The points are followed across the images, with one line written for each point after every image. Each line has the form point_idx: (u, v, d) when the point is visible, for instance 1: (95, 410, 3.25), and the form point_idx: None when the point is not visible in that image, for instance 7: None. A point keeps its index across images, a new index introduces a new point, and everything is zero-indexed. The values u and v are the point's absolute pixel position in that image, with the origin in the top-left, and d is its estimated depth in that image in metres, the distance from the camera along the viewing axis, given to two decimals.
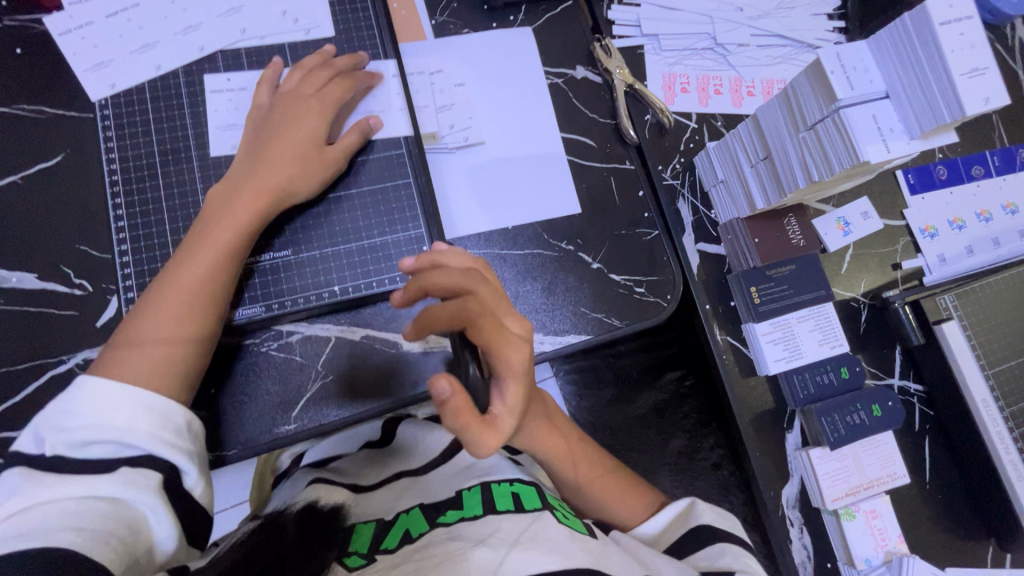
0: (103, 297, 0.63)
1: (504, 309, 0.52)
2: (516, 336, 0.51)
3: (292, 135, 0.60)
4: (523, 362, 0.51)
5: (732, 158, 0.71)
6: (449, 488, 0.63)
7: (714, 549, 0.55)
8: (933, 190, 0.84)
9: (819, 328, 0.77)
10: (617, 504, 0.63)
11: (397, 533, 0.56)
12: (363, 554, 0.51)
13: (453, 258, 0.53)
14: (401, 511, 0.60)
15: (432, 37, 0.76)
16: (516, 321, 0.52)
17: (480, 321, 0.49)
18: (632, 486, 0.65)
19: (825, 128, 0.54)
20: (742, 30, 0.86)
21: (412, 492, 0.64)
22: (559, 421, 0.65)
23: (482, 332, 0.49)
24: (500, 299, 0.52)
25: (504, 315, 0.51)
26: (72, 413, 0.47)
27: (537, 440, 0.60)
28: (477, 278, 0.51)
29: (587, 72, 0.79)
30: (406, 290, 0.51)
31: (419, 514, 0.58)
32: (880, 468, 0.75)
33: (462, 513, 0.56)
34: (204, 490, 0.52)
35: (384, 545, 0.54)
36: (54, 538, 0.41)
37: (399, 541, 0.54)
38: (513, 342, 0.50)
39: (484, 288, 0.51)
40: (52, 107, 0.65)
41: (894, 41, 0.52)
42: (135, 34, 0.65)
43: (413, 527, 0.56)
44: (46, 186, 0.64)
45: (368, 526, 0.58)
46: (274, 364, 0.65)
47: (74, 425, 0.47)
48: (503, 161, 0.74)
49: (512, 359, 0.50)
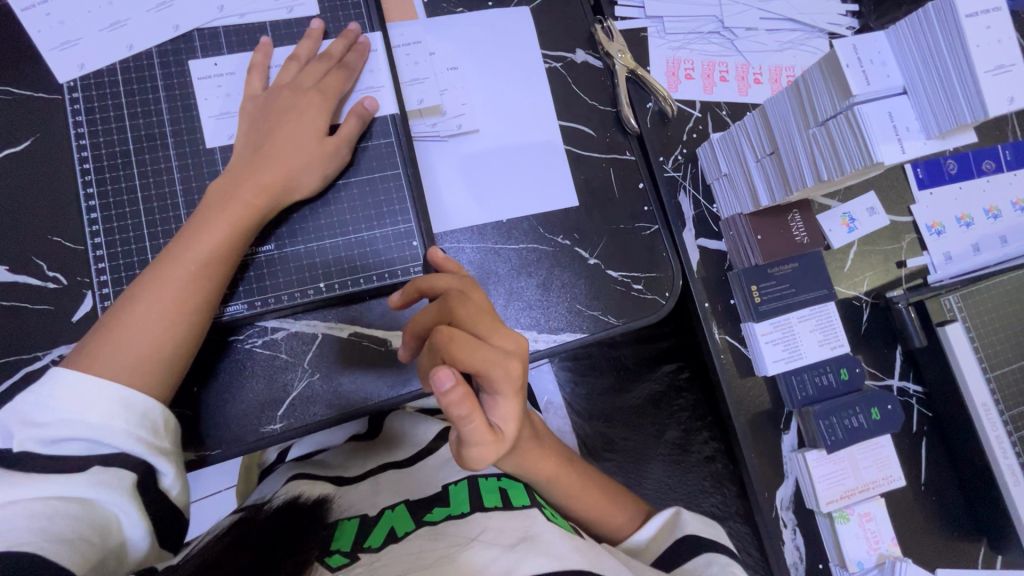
0: (78, 291, 0.60)
1: (488, 326, 0.48)
2: (501, 351, 0.47)
3: (295, 129, 0.58)
4: (513, 378, 0.47)
5: (738, 152, 0.68)
6: (435, 482, 0.62)
7: (702, 559, 0.54)
8: (942, 184, 0.82)
9: (820, 328, 0.75)
10: (608, 518, 0.63)
11: (382, 531, 0.54)
12: (347, 552, 0.50)
13: (438, 281, 0.52)
14: (385, 507, 0.59)
15: (424, 16, 0.71)
16: (505, 336, 0.48)
17: (458, 342, 0.45)
18: (621, 499, 0.65)
19: (837, 124, 0.51)
20: (751, 13, 0.81)
21: (397, 487, 0.63)
22: (545, 440, 0.63)
23: (461, 350, 0.46)
24: (483, 316, 0.48)
25: (487, 334, 0.48)
26: (46, 406, 0.45)
27: (527, 463, 0.58)
28: (458, 299, 0.49)
29: (587, 56, 0.75)
30: (408, 341, 0.54)
31: (404, 510, 0.57)
32: (875, 471, 0.74)
33: (449, 512, 0.55)
34: (180, 490, 0.51)
35: (368, 543, 0.52)
36: (20, 541, 0.39)
37: (384, 540, 0.52)
38: (500, 359, 0.46)
39: (464, 309, 0.48)
40: (17, 88, 0.61)
41: (914, 33, 0.49)
42: (105, 10, 0.61)
43: (398, 525, 0.55)
44: (15, 172, 0.61)
45: (353, 524, 0.56)
46: (258, 362, 0.63)
47: (49, 420, 0.45)
48: (498, 150, 0.71)
49: (499, 376, 0.46)
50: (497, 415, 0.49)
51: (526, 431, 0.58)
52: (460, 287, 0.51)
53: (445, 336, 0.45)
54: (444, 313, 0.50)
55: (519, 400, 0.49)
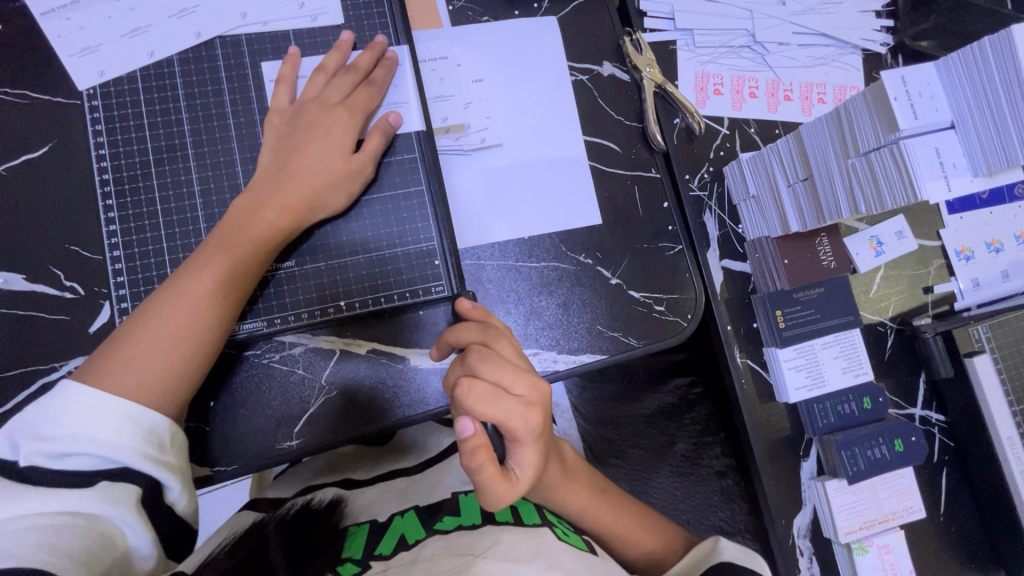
0: (96, 302, 0.59)
1: (508, 373, 0.46)
2: (520, 400, 0.46)
3: (320, 145, 0.57)
4: (534, 429, 0.46)
5: (768, 176, 0.67)
6: (446, 487, 0.61)
7: None
8: (972, 209, 0.81)
9: (844, 355, 0.75)
10: (638, 545, 0.60)
11: (392, 538, 0.51)
12: (358, 560, 0.48)
13: (460, 332, 0.51)
14: (396, 512, 0.56)
15: (449, 25, 0.70)
16: (526, 384, 0.46)
17: (476, 397, 0.45)
18: (658, 524, 0.63)
19: (880, 157, 0.51)
20: (784, 27, 0.80)
21: (407, 492, 0.61)
22: (579, 472, 0.62)
23: (478, 404, 0.45)
24: (505, 368, 0.46)
25: (508, 382, 0.46)
26: (54, 420, 0.44)
27: (557, 494, 0.58)
28: (477, 354, 0.47)
29: (615, 69, 0.73)
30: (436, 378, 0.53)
31: (414, 517, 0.55)
32: (896, 502, 0.74)
33: (460, 521, 0.54)
34: (189, 504, 0.50)
35: (378, 550, 0.49)
36: (27, 557, 0.38)
37: (395, 546, 0.50)
38: (519, 410, 0.46)
39: (483, 359, 0.47)
40: (34, 92, 0.60)
41: (967, 65, 0.49)
42: (126, 15, 0.59)
43: (409, 532, 0.52)
44: (32, 179, 0.59)
45: (364, 528, 0.54)
46: (274, 377, 0.61)
47: (57, 434, 0.44)
48: (523, 165, 0.70)
49: (517, 427, 0.46)
50: (517, 462, 0.47)
51: (553, 466, 0.58)
52: (483, 338, 0.50)
53: (464, 389, 0.45)
54: (462, 365, 0.48)
55: (538, 446, 0.48)
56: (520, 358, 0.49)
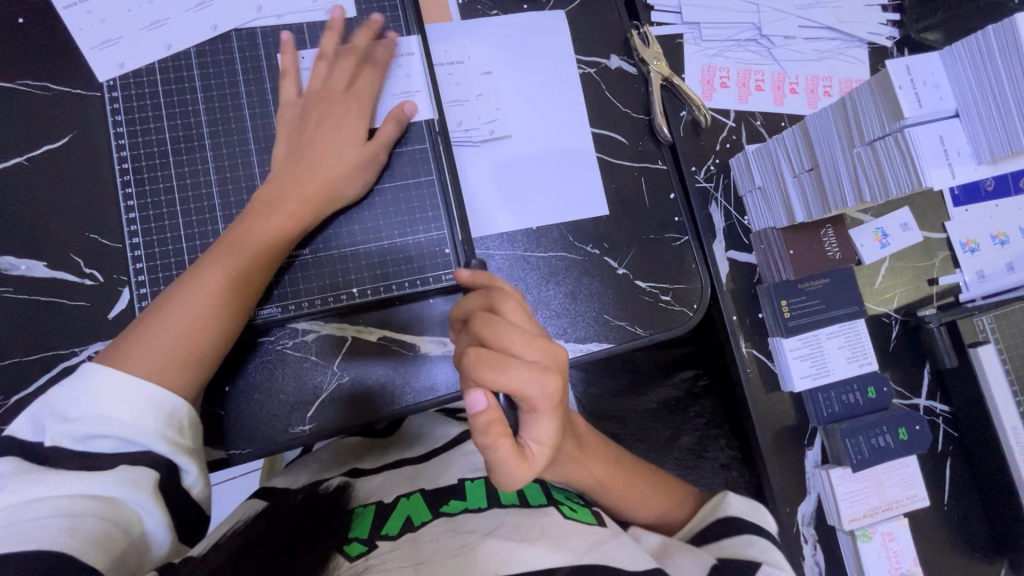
0: (114, 288, 0.61)
1: (518, 340, 0.46)
2: (531, 365, 0.46)
3: (333, 136, 0.58)
4: (549, 392, 0.47)
5: (773, 166, 0.68)
6: (452, 474, 0.61)
7: (741, 538, 0.54)
8: (977, 202, 0.81)
9: (849, 345, 0.76)
10: (649, 515, 0.61)
11: (398, 520, 0.53)
12: (365, 539, 0.49)
13: (467, 303, 0.51)
14: (401, 495, 0.58)
15: (459, 19, 0.71)
16: (536, 350, 0.47)
17: (486, 365, 0.45)
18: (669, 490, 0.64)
19: (885, 146, 0.51)
20: (790, 20, 0.80)
21: (414, 478, 0.62)
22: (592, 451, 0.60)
23: (489, 375, 0.45)
24: (513, 335, 0.46)
25: (517, 349, 0.46)
26: (79, 401, 0.46)
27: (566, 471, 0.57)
28: (485, 324, 0.47)
29: (622, 62, 0.74)
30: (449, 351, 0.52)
31: (421, 500, 0.56)
32: (900, 491, 0.75)
33: (466, 505, 0.55)
34: (203, 489, 0.51)
35: (384, 531, 0.51)
36: (49, 541, 0.40)
37: (401, 527, 0.51)
38: (530, 376, 0.46)
39: (490, 330, 0.47)
40: (56, 84, 0.61)
41: (971, 54, 0.50)
42: (144, 9, 0.61)
43: (414, 514, 0.54)
44: (53, 168, 0.61)
45: (370, 510, 0.55)
46: (290, 363, 0.63)
47: (81, 416, 0.45)
48: (532, 156, 0.71)
49: (531, 392, 0.46)
50: (532, 435, 0.48)
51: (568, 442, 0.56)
52: (489, 304, 0.49)
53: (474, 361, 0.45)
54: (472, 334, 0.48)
55: (554, 414, 0.48)
56: (530, 322, 0.49)
